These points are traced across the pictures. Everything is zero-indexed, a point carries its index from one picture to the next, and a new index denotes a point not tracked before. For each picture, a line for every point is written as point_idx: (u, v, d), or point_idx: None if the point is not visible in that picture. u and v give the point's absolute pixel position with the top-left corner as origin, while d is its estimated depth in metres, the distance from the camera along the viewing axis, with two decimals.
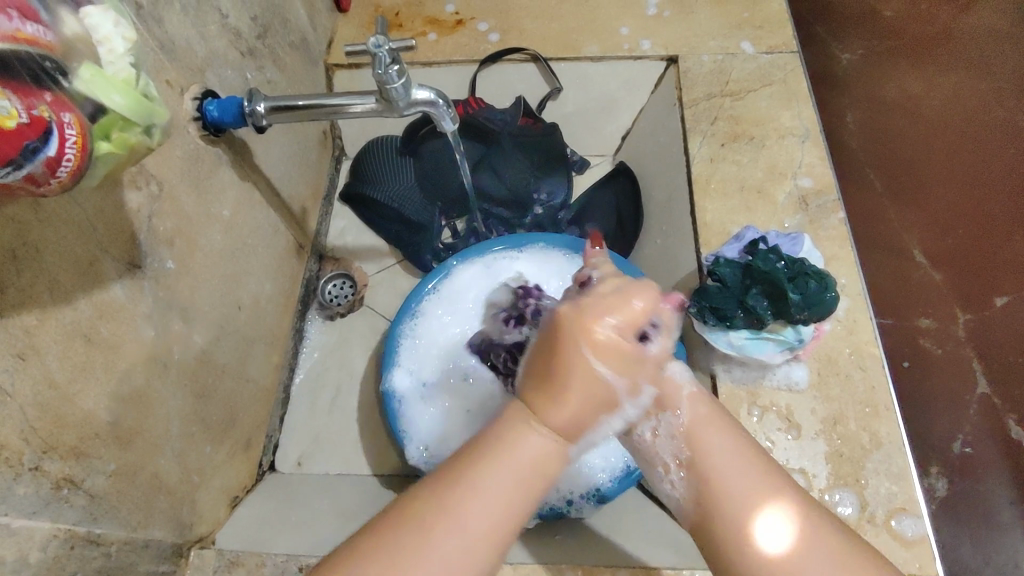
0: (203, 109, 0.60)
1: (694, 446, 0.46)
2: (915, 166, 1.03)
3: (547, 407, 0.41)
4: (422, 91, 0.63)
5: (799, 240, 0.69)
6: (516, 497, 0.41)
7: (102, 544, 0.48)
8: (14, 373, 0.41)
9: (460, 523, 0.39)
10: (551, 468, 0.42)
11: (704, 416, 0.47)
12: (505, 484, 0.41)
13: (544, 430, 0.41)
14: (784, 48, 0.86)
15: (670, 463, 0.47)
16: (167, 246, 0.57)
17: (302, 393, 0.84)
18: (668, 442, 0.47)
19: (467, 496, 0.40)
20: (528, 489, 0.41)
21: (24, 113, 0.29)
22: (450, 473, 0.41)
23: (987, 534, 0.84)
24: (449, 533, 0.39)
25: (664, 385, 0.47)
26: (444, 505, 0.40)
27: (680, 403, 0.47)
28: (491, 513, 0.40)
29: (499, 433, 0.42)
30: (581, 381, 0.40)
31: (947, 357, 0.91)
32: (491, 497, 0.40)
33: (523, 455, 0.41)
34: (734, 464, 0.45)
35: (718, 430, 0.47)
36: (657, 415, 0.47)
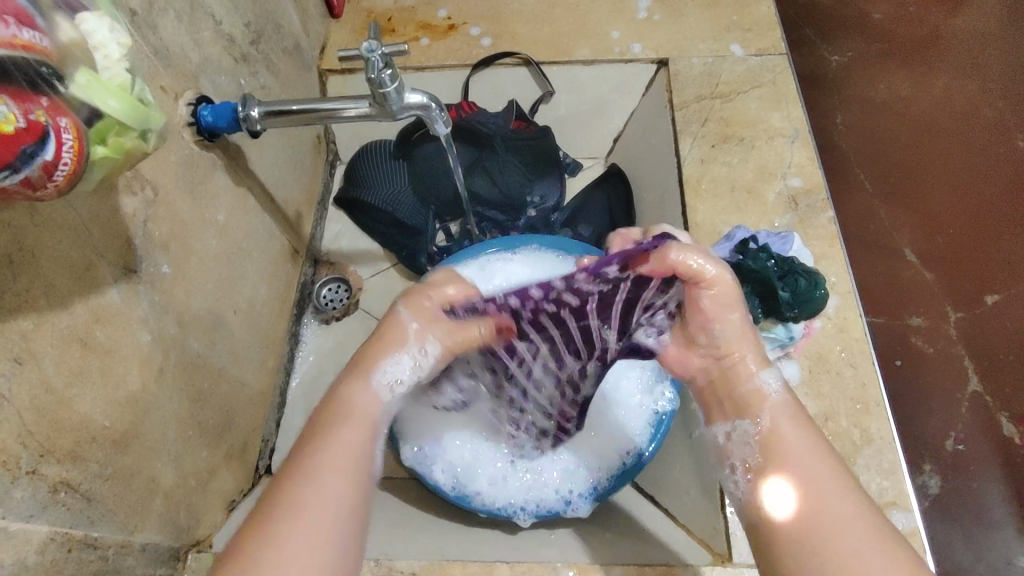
0: (198, 115, 0.60)
1: (767, 450, 0.49)
2: (904, 166, 1.04)
3: (372, 357, 0.51)
4: (415, 95, 0.63)
5: (789, 239, 0.69)
6: (355, 437, 0.46)
7: (99, 547, 0.48)
8: (12, 377, 0.41)
9: (310, 470, 0.43)
10: (379, 405, 0.49)
11: (785, 423, 0.50)
12: (352, 430, 0.47)
13: (371, 376, 0.50)
14: (773, 50, 0.87)
15: (738, 465, 0.51)
16: (162, 251, 0.57)
17: (297, 397, 0.84)
18: (741, 447, 0.52)
19: (311, 451, 0.44)
20: (362, 425, 0.47)
21: (21, 118, 0.30)
22: (298, 448, 0.45)
23: (979, 530, 0.85)
24: (305, 483, 0.42)
25: (748, 392, 0.52)
26: (293, 470, 0.43)
27: (761, 413, 0.51)
28: (343, 453, 0.45)
29: (332, 398, 0.49)
30: (393, 341, 0.52)
31: (938, 355, 0.92)
32: (339, 447, 0.45)
33: (359, 400, 0.49)
34: (806, 465, 0.47)
35: (799, 437, 0.49)
36: (736, 420, 0.52)
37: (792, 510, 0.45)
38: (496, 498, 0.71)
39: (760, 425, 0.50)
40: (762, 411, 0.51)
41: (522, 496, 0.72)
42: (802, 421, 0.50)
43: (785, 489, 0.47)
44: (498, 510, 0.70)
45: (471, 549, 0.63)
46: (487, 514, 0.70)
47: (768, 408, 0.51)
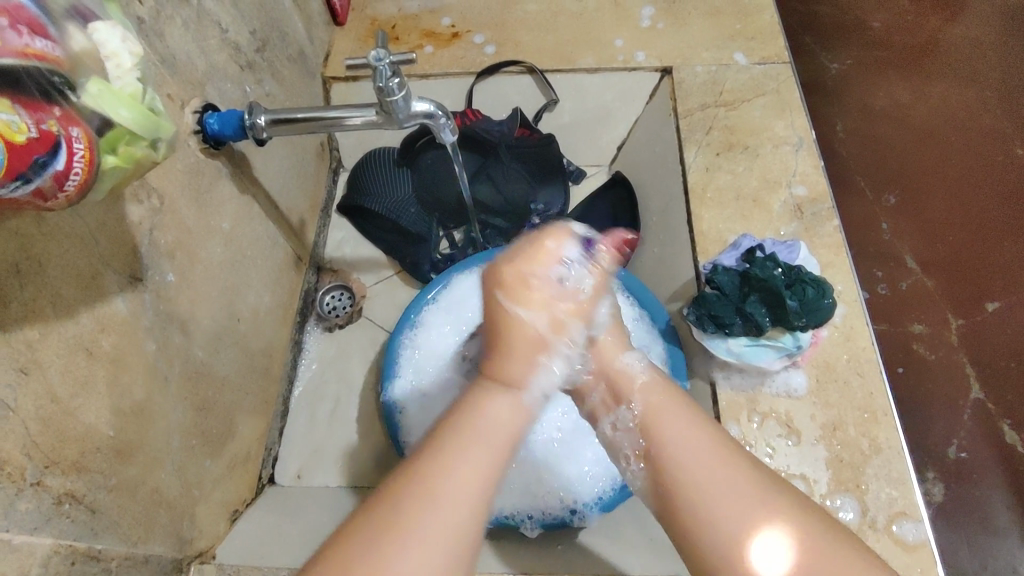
0: (204, 123, 0.60)
1: (648, 432, 0.49)
2: (904, 173, 1.04)
3: (513, 368, 0.48)
4: (422, 104, 0.63)
5: (795, 247, 0.69)
6: (490, 465, 0.44)
7: (103, 560, 0.47)
8: (17, 388, 0.41)
9: (446, 491, 0.42)
10: (511, 430, 0.46)
11: (659, 400, 0.51)
12: (484, 456, 0.44)
13: (510, 388, 0.47)
14: (776, 59, 0.88)
15: (631, 455, 0.51)
16: (167, 258, 0.57)
17: (300, 406, 0.84)
18: (628, 435, 0.52)
19: (448, 456, 0.44)
20: (494, 452, 0.45)
21: (33, 127, 0.30)
22: (441, 439, 0.45)
23: (984, 538, 0.85)
24: (443, 475, 0.43)
25: (615, 374, 0.53)
26: (432, 471, 0.43)
27: (632, 395, 0.52)
28: (470, 476, 0.43)
29: (470, 402, 0.47)
30: (529, 347, 0.49)
31: (940, 362, 0.92)
32: (476, 469, 0.44)
33: (490, 417, 0.46)
34: (684, 439, 0.48)
35: (675, 409, 0.50)
36: (615, 408, 0.53)
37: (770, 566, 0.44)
38: (500, 507, 0.70)
39: (634, 408, 0.51)
40: (633, 392, 0.52)
41: (527, 505, 0.71)
42: (668, 394, 0.51)
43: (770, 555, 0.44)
44: (505, 521, 0.70)
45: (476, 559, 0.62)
46: (494, 525, 0.70)
47: (638, 390, 0.52)
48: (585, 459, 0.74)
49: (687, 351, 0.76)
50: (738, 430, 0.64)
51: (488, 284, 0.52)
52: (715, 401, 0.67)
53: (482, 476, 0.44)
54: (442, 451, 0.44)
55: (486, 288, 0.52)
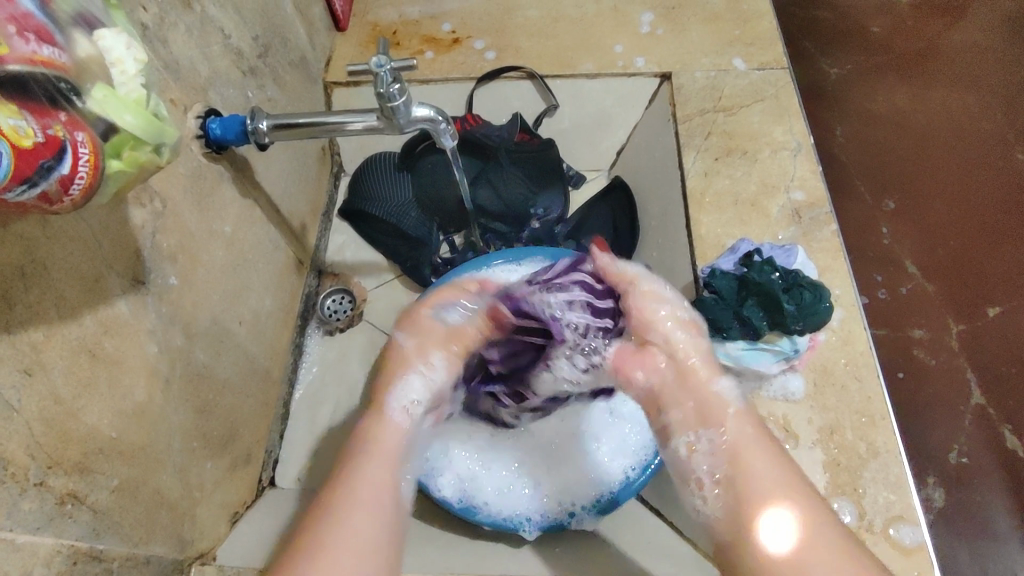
0: (206, 128, 0.61)
1: (735, 462, 0.48)
2: (904, 178, 1.05)
3: (385, 391, 0.54)
4: (422, 109, 0.63)
5: (793, 251, 0.70)
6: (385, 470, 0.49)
7: (105, 560, 0.48)
8: (21, 388, 0.41)
9: (353, 500, 0.45)
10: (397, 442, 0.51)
11: (750, 437, 0.49)
12: (381, 466, 0.49)
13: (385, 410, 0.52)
14: (775, 64, 0.88)
15: (705, 480, 0.49)
16: (170, 262, 0.57)
17: (301, 409, 0.84)
18: (707, 459, 0.49)
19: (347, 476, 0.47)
20: (384, 462, 0.49)
21: (40, 133, 0.30)
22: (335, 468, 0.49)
23: (984, 543, 0.85)
24: (346, 499, 0.45)
25: (705, 399, 0.51)
26: (334, 491, 0.46)
27: (725, 421, 0.49)
28: (365, 490, 0.46)
29: (357, 433, 0.52)
30: (399, 367, 0.55)
31: (940, 367, 0.92)
32: (370, 480, 0.47)
33: (379, 437, 0.51)
34: (770, 469, 0.47)
35: (760, 436, 0.49)
36: (698, 430, 0.50)
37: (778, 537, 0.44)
38: (498, 509, 0.71)
39: (724, 437, 0.49)
40: (727, 420, 0.49)
41: (525, 508, 0.71)
42: (762, 432, 0.50)
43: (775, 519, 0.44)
44: (502, 523, 0.70)
45: (476, 562, 0.62)
46: (490, 526, 0.70)
47: (731, 418, 0.50)
48: (583, 462, 0.74)
49: None
50: None
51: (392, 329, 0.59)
52: None
53: (383, 486, 0.47)
54: (341, 482, 0.47)
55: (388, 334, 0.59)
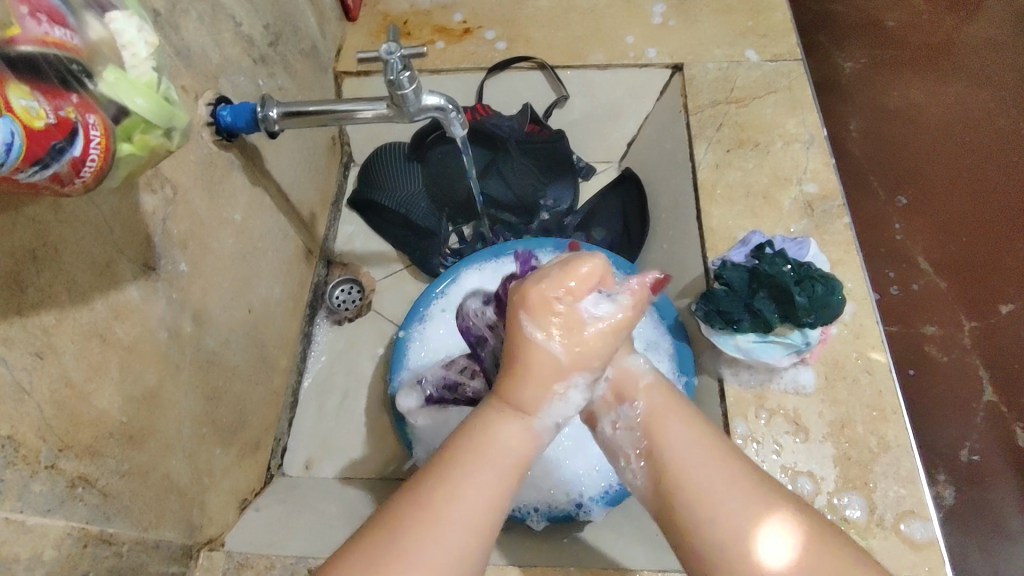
0: (217, 115, 0.61)
1: (652, 436, 0.49)
2: (918, 174, 1.03)
3: (520, 394, 0.46)
4: (432, 97, 0.63)
5: (805, 244, 0.69)
6: (503, 483, 0.44)
7: (114, 543, 0.48)
8: (32, 370, 0.41)
9: (458, 504, 0.42)
10: (521, 453, 0.46)
11: (665, 408, 0.50)
12: (489, 472, 0.44)
13: (521, 413, 0.46)
14: (789, 56, 0.87)
15: (631, 454, 0.50)
16: (180, 248, 0.58)
17: (310, 398, 0.85)
18: (627, 434, 0.50)
19: (451, 483, 0.43)
20: (504, 473, 0.45)
21: (52, 114, 0.30)
22: (455, 453, 0.45)
23: (996, 543, 0.84)
24: (453, 501, 0.42)
25: (620, 374, 0.52)
26: (434, 492, 0.43)
27: (636, 394, 0.51)
28: (474, 503, 0.43)
29: (480, 428, 0.46)
30: (536, 367, 0.45)
31: (952, 364, 0.91)
32: (481, 488, 0.43)
33: (498, 443, 0.45)
34: (690, 443, 0.47)
35: (675, 415, 0.49)
36: (616, 406, 0.51)
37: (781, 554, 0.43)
38: None
39: (638, 406, 0.50)
40: (639, 392, 0.50)
41: (533, 498, 0.71)
42: (688, 416, 0.49)
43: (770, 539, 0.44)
44: (510, 513, 0.70)
45: (485, 551, 0.63)
46: (500, 516, 0.71)
47: (643, 388, 0.51)
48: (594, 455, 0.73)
49: (695, 347, 0.76)
50: (745, 426, 0.64)
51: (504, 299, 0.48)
52: (723, 397, 0.67)
53: (497, 492, 0.44)
54: (456, 478, 0.43)
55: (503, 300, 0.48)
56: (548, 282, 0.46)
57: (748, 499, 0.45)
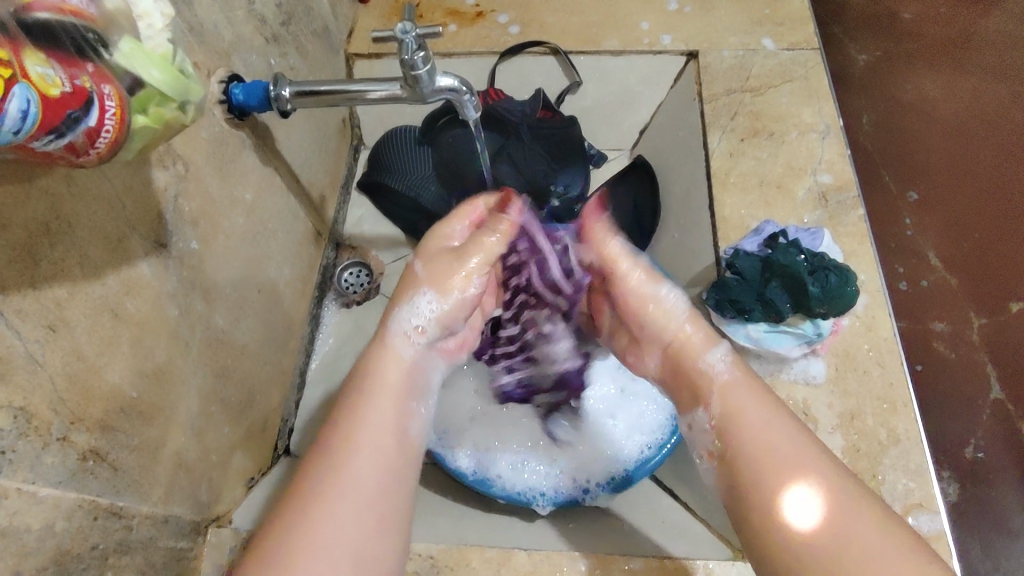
0: (229, 93, 0.61)
1: (731, 427, 0.49)
2: (932, 168, 1.02)
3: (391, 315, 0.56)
4: (446, 79, 0.62)
5: (819, 235, 0.69)
6: (395, 408, 0.50)
7: (124, 516, 0.48)
8: (45, 344, 0.42)
9: (348, 475, 0.45)
10: (407, 379, 0.53)
11: (740, 397, 0.50)
12: (386, 401, 0.50)
13: (391, 347, 0.54)
14: (806, 44, 0.86)
15: (704, 453, 0.51)
16: (192, 226, 0.57)
17: (317, 379, 0.85)
18: (704, 435, 0.52)
19: (350, 418, 0.48)
20: (397, 395, 0.51)
21: (67, 82, 0.30)
22: (345, 406, 0.49)
23: (998, 540, 0.84)
24: (348, 455, 0.45)
25: (702, 373, 0.53)
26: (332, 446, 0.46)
27: (715, 393, 0.51)
28: (377, 433, 0.47)
29: (365, 367, 0.52)
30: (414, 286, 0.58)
31: (960, 361, 0.91)
32: (374, 422, 0.48)
33: (383, 371, 0.52)
34: (764, 427, 0.48)
35: (750, 404, 0.49)
36: (694, 410, 0.53)
37: (809, 521, 0.43)
38: (512, 483, 0.71)
39: (712, 409, 0.51)
40: (718, 390, 0.51)
41: (538, 483, 0.71)
42: (765, 402, 0.50)
43: (798, 498, 0.44)
44: (516, 497, 0.69)
45: (491, 533, 0.63)
46: (505, 501, 0.70)
47: (722, 386, 0.51)
48: (600, 443, 0.74)
49: None
50: None
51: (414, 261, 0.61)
52: None
53: (392, 428, 0.48)
54: (353, 421, 0.47)
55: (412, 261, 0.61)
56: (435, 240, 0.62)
57: (796, 464, 0.45)
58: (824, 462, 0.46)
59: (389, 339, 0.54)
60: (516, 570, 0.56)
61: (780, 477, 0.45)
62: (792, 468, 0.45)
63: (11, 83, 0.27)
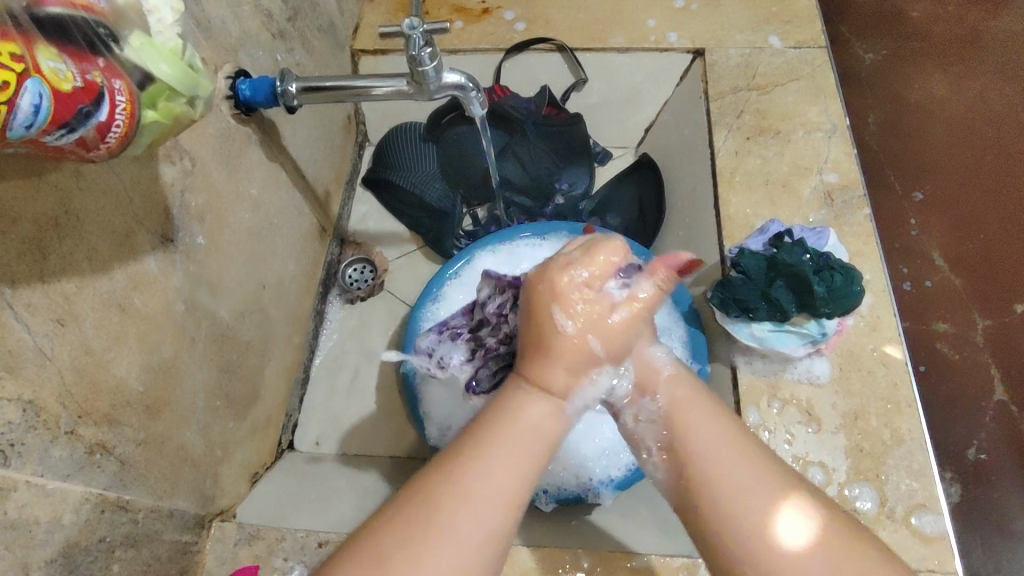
0: (236, 88, 0.61)
1: (675, 425, 0.45)
2: (937, 168, 1.02)
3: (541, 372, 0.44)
4: (452, 75, 0.62)
5: (824, 234, 0.69)
6: (524, 466, 0.41)
7: (130, 510, 0.49)
8: (54, 337, 0.42)
9: (469, 502, 0.38)
10: (552, 436, 0.43)
11: (690, 406, 0.46)
12: (515, 452, 0.41)
13: (550, 396, 0.43)
14: (813, 43, 0.86)
15: (654, 448, 0.46)
16: (198, 221, 0.58)
17: (321, 375, 0.85)
18: (651, 428, 0.47)
19: (477, 462, 0.40)
20: (530, 459, 0.41)
21: (79, 77, 0.30)
22: (476, 443, 0.41)
23: (999, 542, 0.84)
24: (476, 472, 0.39)
25: (643, 365, 0.47)
26: (453, 477, 0.39)
27: (658, 387, 0.47)
28: (502, 480, 0.40)
29: (502, 405, 0.43)
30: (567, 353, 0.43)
31: (964, 362, 0.91)
32: (511, 470, 0.40)
33: (524, 421, 0.42)
34: (712, 433, 0.44)
35: (697, 407, 0.46)
36: (636, 401, 0.47)
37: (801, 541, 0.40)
38: None
39: (658, 399, 0.47)
40: (660, 384, 0.47)
41: (541, 480, 0.72)
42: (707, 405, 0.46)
43: (791, 522, 0.41)
44: None
45: None
46: None
47: (664, 382, 0.47)
48: (604, 437, 0.74)
49: (709, 334, 0.76)
50: (757, 414, 0.64)
51: (527, 276, 0.46)
52: (736, 385, 0.67)
53: (519, 479, 0.40)
54: (479, 453, 0.40)
55: (527, 278, 0.46)
56: (561, 266, 0.45)
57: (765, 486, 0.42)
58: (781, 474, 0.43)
59: (530, 392, 0.43)
60: (518, 567, 0.57)
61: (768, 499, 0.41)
62: (752, 486, 0.42)
63: (23, 77, 0.28)
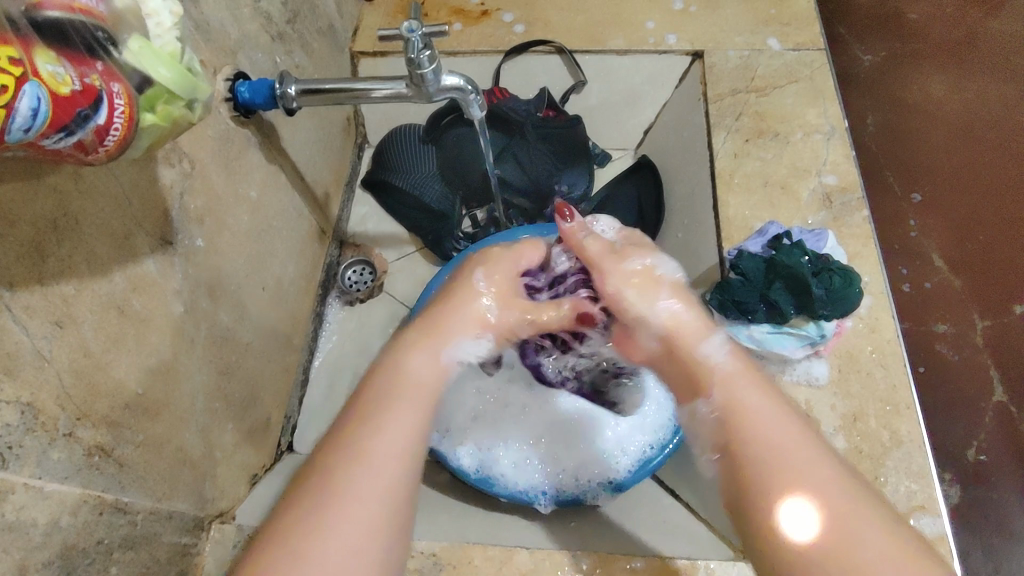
0: (235, 91, 0.61)
1: (727, 425, 0.47)
2: (936, 169, 1.02)
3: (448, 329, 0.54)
4: (451, 77, 0.62)
5: (823, 236, 0.69)
6: (418, 412, 0.46)
7: (129, 512, 0.49)
8: (52, 339, 0.42)
9: (368, 467, 0.42)
10: (434, 380, 0.49)
11: (741, 395, 0.48)
12: (412, 408, 0.46)
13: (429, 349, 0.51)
14: (811, 45, 0.86)
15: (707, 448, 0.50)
16: (197, 224, 0.58)
17: (320, 377, 0.85)
18: (705, 426, 0.50)
19: (364, 425, 0.44)
20: (421, 404, 0.47)
21: (77, 81, 0.30)
22: (362, 410, 0.45)
23: (998, 542, 0.84)
24: (371, 438, 0.43)
25: (698, 363, 0.52)
26: (348, 442, 0.43)
27: (710, 389, 0.50)
28: (398, 435, 0.44)
29: (392, 366, 0.49)
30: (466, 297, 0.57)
31: (963, 363, 0.91)
32: (400, 422, 0.45)
33: (416, 376, 0.49)
34: (765, 431, 0.45)
35: (751, 403, 0.47)
36: (693, 399, 0.51)
37: (807, 531, 0.41)
38: (514, 481, 0.71)
39: (713, 401, 0.49)
40: (714, 384, 0.49)
41: (542, 482, 0.72)
42: (763, 391, 0.49)
43: (803, 509, 0.41)
44: (518, 495, 0.70)
45: (493, 531, 0.64)
46: (507, 498, 0.70)
47: (717, 382, 0.49)
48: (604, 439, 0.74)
49: None
50: None
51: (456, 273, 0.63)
52: None
53: (412, 434, 0.45)
54: (369, 418, 0.45)
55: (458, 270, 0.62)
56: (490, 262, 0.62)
57: (799, 476, 0.43)
58: (834, 469, 0.43)
59: (421, 348, 0.51)
60: (517, 569, 0.57)
61: (791, 486, 0.43)
62: (791, 479, 0.43)
63: (22, 82, 0.28)
